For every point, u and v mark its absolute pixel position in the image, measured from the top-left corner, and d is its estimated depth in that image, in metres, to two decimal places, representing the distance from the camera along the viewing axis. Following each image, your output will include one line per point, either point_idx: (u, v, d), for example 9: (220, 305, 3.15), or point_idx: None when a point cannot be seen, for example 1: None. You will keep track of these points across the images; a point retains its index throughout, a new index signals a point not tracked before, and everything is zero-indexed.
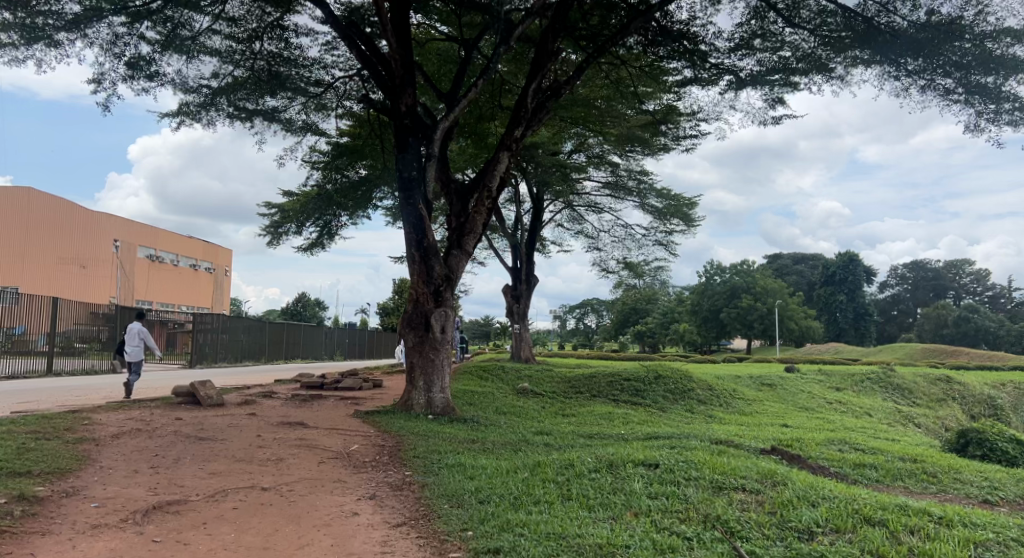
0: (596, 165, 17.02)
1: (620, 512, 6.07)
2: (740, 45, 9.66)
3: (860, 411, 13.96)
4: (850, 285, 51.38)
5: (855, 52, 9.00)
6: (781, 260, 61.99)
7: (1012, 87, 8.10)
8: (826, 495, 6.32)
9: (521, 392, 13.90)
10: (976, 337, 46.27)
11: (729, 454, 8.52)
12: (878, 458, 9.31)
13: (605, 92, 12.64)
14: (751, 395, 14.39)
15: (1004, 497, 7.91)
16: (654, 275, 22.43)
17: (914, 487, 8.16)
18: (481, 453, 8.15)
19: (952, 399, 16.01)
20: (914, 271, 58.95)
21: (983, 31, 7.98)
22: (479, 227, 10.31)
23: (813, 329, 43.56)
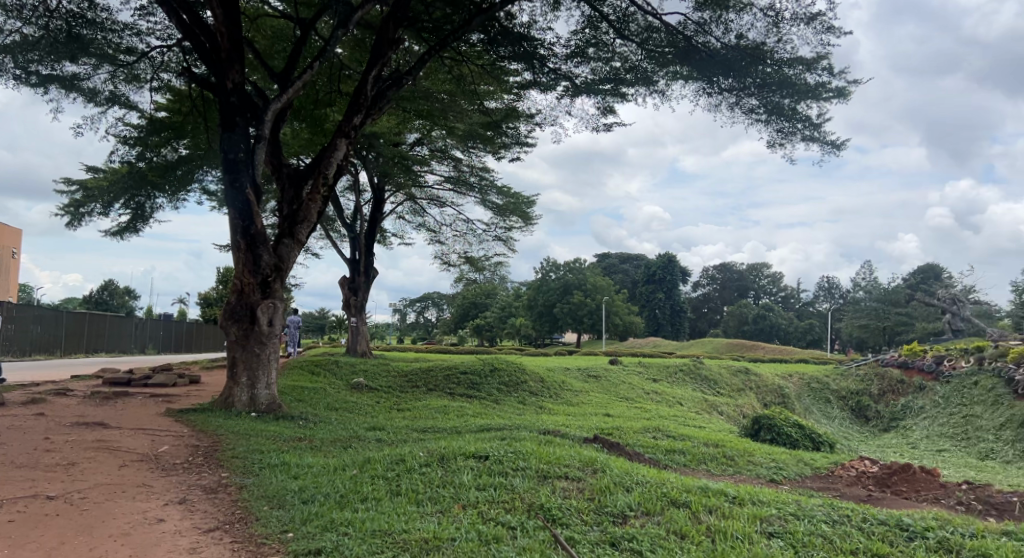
0: (439, 158, 16.96)
1: (448, 506, 6.12)
2: (575, 52, 10.08)
3: (673, 401, 15.17)
4: (668, 285, 55.60)
5: (675, 68, 9.72)
6: (609, 259, 65.67)
7: (803, 110, 9.17)
8: (639, 481, 6.78)
9: (356, 387, 13.55)
10: (770, 332, 51.97)
11: (555, 443, 8.89)
12: (686, 444, 10.17)
13: (448, 87, 12.63)
14: (579, 387, 15.12)
15: (786, 476, 8.97)
16: (493, 269, 22.80)
17: (714, 469, 9.03)
18: (307, 451, 7.84)
19: (749, 389, 17.85)
20: (723, 273, 64.80)
21: (782, 57, 8.93)
22: (314, 215, 9.92)
23: (636, 324, 46.71)
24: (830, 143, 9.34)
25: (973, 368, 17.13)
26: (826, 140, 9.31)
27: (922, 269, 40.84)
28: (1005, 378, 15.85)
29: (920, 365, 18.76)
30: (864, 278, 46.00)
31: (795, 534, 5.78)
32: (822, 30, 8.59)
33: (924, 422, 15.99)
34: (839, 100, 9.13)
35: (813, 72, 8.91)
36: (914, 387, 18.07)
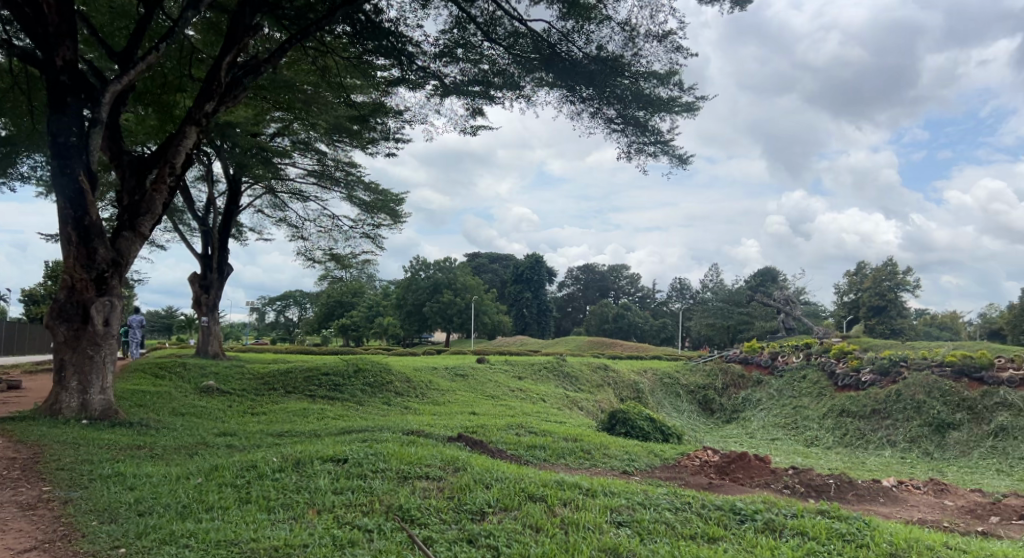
0: (302, 151, 16.32)
1: (302, 512, 5.91)
2: (444, 52, 10.08)
3: (536, 397, 15.56)
4: (535, 285, 56.86)
5: (541, 74, 9.97)
6: (478, 258, 66.19)
7: (656, 123, 9.75)
8: (498, 477, 6.89)
9: (206, 391, 12.77)
10: (629, 331, 54.64)
11: (417, 443, 8.85)
12: (546, 440, 10.47)
13: (312, 79, 12.21)
14: (445, 386, 15.14)
15: (637, 467, 9.47)
16: (360, 267, 22.28)
17: (572, 463, 9.36)
18: (147, 460, 7.28)
19: (607, 384, 18.65)
20: (586, 273, 67.23)
21: (638, 71, 9.42)
22: (159, 207, 9.23)
23: (503, 322, 47.51)
24: (680, 155, 9.98)
25: (802, 363, 18.93)
26: (676, 154, 9.93)
27: (761, 271, 44.55)
28: (827, 372, 17.65)
29: (758, 361, 20.46)
30: (712, 280, 49.52)
31: (641, 522, 6.12)
32: (673, 48, 9.15)
33: (760, 413, 17.45)
34: (688, 115, 9.76)
35: (665, 87, 9.49)
36: (753, 380, 19.64)
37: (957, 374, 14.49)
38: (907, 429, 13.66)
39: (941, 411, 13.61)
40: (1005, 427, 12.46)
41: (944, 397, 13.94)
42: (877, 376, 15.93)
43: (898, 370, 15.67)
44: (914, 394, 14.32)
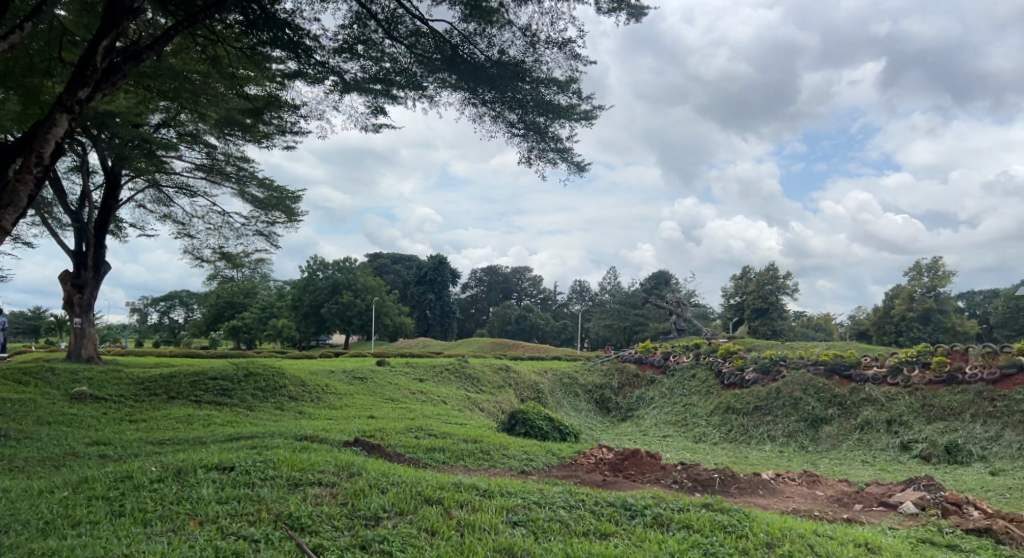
0: (189, 143, 15.47)
1: (182, 523, 5.59)
2: (343, 48, 9.82)
3: (437, 399, 15.46)
4: (439, 286, 56.49)
5: (443, 76, 9.90)
6: (380, 259, 65.09)
7: (556, 129, 9.92)
8: (394, 481, 6.78)
9: (77, 398, 11.86)
10: (530, 332, 55.36)
11: (310, 449, 8.58)
12: (445, 442, 10.41)
13: (201, 68, 11.60)
14: (342, 389, 14.78)
15: (535, 466, 9.58)
16: (252, 266, 21.37)
17: (471, 464, 9.35)
18: (5, 474, 6.68)
19: (508, 385, 18.78)
20: (489, 275, 67.54)
21: (539, 77, 9.56)
22: (23, 200, 8.48)
23: (404, 324, 46.98)
24: (579, 162, 10.19)
25: (692, 363, 19.81)
26: (575, 161, 10.14)
27: (656, 274, 46.29)
28: (715, 371, 18.55)
29: (652, 360, 21.22)
30: (611, 283, 50.99)
31: (536, 521, 6.19)
32: (572, 56, 9.34)
33: (654, 411, 18.11)
34: (587, 123, 9.99)
35: (565, 94, 9.68)
36: (647, 379, 20.34)
37: (829, 372, 15.59)
38: (786, 424, 14.57)
39: (815, 407, 14.61)
40: (870, 421, 13.52)
41: (818, 393, 14.97)
42: (759, 374, 16.89)
43: (778, 368, 16.68)
44: (791, 391, 15.30)
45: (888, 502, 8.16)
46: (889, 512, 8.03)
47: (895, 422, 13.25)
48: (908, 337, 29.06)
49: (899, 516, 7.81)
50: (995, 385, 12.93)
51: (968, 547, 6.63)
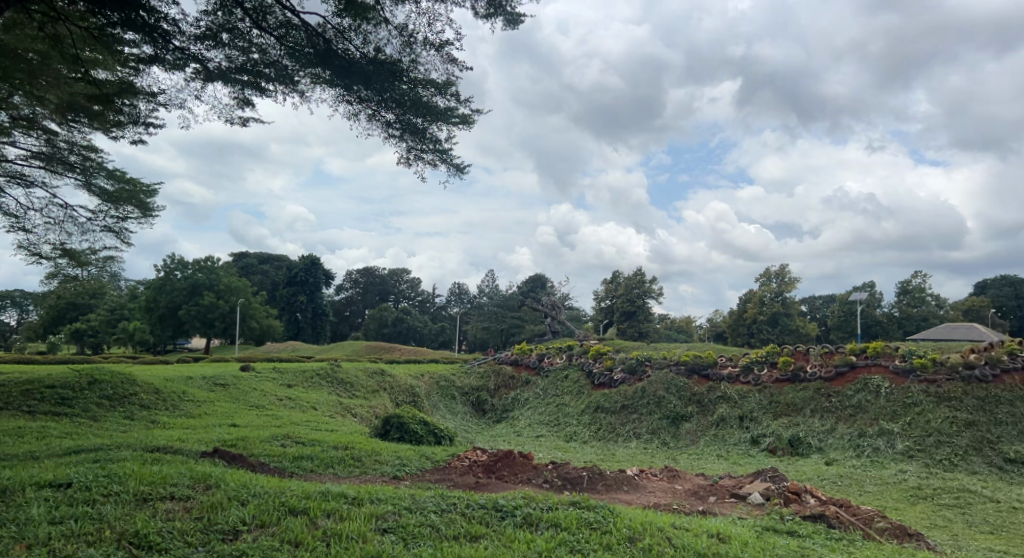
0: (24, 129, 13.98)
1: (5, 548, 5.04)
2: (206, 35, 9.20)
3: (306, 405, 14.89)
4: (310, 287, 54.48)
5: (315, 71, 9.55)
6: (247, 258, 61.94)
7: (433, 130, 9.86)
8: (256, 492, 6.44)
9: None
10: (406, 335, 54.71)
11: (163, 461, 7.99)
12: (314, 449, 10.04)
13: (39, 47, 10.51)
14: (202, 397, 13.89)
15: (408, 471, 9.44)
16: (100, 265, 19.64)
17: (341, 472, 9.07)
18: None
19: (383, 389, 18.40)
20: (364, 276, 66.03)
21: (416, 77, 9.46)
22: None
23: (273, 327, 45.03)
24: (456, 165, 10.19)
25: (565, 364, 20.35)
26: (452, 163, 10.12)
27: (532, 278, 47.24)
28: (586, 372, 19.16)
29: (527, 362, 21.59)
30: (488, 285, 51.41)
31: (407, 527, 6.10)
32: (449, 59, 9.32)
33: (527, 412, 18.42)
34: (464, 126, 10.01)
35: (443, 96, 9.64)
36: (521, 381, 20.66)
37: (689, 372, 16.53)
38: (650, 422, 15.30)
39: (676, 405, 15.45)
40: (725, 417, 14.47)
41: (679, 392, 15.84)
42: (627, 374, 17.62)
43: (644, 368, 17.48)
44: (656, 390, 16.08)
45: (738, 493, 8.76)
46: (739, 502, 8.63)
47: (746, 418, 14.26)
48: (759, 338, 31.43)
49: (748, 506, 8.41)
50: (831, 382, 14.24)
51: (805, 533, 7.25)
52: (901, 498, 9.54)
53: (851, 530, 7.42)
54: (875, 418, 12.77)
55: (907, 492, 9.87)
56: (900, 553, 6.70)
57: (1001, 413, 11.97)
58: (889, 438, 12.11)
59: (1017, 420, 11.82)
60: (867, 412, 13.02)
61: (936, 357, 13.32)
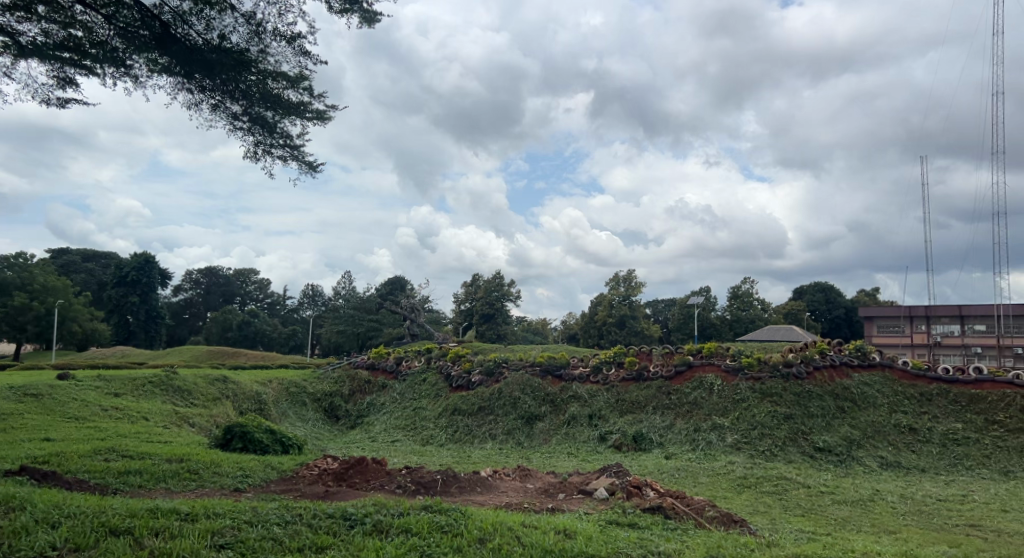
0: None
1: None
2: (17, 6, 8.15)
3: (136, 416, 13.65)
4: (144, 288, 50.14)
5: (151, 55, 8.80)
6: (68, 256, 55.94)
7: (284, 125, 9.45)
8: (70, 513, 5.81)
9: None
10: (253, 339, 51.87)
11: None
12: (144, 463, 9.23)
13: None
14: (8, 410, 12.32)
15: (251, 483, 8.94)
16: None
17: (175, 487, 8.41)
18: None
19: (226, 396, 17.22)
20: (208, 277, 61.82)
21: (265, 68, 9.01)
22: None
23: (99, 331, 40.98)
24: (309, 163, 9.83)
25: (423, 367, 20.22)
26: (305, 161, 9.75)
27: (390, 280, 46.56)
28: (444, 374, 19.17)
29: (384, 366, 21.20)
30: (343, 288, 50.02)
31: (246, 542, 5.77)
32: (301, 52, 8.96)
33: (382, 417, 18.08)
34: (318, 122, 9.67)
35: (295, 90, 9.26)
36: (378, 385, 20.25)
37: (543, 373, 17.00)
38: (504, 423, 15.56)
39: (531, 405, 15.82)
40: (576, 416, 15.02)
41: (534, 392, 16.24)
42: (484, 376, 17.81)
43: (500, 370, 17.77)
44: (511, 391, 16.40)
45: (585, 489, 9.13)
46: (586, 498, 8.99)
47: (595, 416, 14.88)
48: (609, 340, 32.95)
49: (594, 502, 8.78)
50: (671, 381, 15.22)
51: (645, 524, 7.68)
52: (729, 488, 10.38)
53: (684, 520, 7.95)
54: (708, 414, 13.79)
55: (735, 481, 10.75)
56: (726, 538, 7.28)
57: (813, 406, 13.38)
58: (720, 431, 13.13)
59: (825, 413, 13.26)
60: (702, 408, 14.03)
61: (761, 356, 14.63)
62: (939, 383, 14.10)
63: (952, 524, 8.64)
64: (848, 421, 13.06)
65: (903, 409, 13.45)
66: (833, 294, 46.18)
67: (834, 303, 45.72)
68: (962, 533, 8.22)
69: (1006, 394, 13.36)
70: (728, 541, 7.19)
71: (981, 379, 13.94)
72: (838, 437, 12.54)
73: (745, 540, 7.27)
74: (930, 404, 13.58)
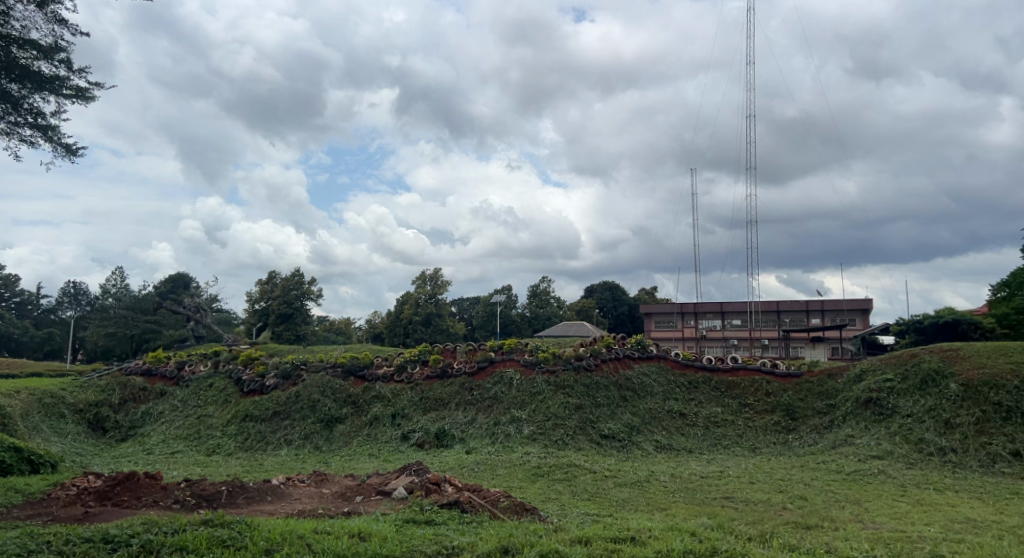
0: None
1: None
2: None
3: None
4: None
5: None
6: None
7: (34, 101, 8.25)
8: None
9: None
10: None
11: None
12: None
13: None
14: None
15: None
16: None
17: None
18: None
19: None
20: None
21: (8, 34, 7.82)
22: None
23: None
24: (66, 145, 8.68)
25: (209, 373, 18.73)
26: (61, 143, 8.59)
27: (173, 277, 42.48)
28: (234, 379, 17.93)
29: (163, 372, 19.29)
30: (115, 286, 44.72)
31: None
32: (55, 18, 7.90)
33: (161, 427, 16.45)
34: (77, 100, 8.58)
35: (48, 62, 8.14)
36: (155, 393, 18.38)
37: (345, 374, 16.56)
38: (302, 427, 14.90)
39: (330, 407, 15.31)
40: (378, 416, 14.81)
41: (334, 394, 15.74)
42: (280, 380, 16.95)
43: (298, 373, 17.01)
44: (310, 394, 15.74)
45: (383, 490, 9.03)
46: (383, 499, 8.89)
47: (398, 416, 14.77)
48: (413, 338, 32.89)
49: (391, 502, 8.71)
50: (473, 377, 15.56)
51: (441, 520, 7.77)
52: (524, 478, 10.84)
53: (479, 512, 8.15)
54: (507, 407, 14.29)
55: (530, 471, 11.26)
56: (517, 527, 7.59)
57: (600, 396, 14.41)
58: (518, 424, 13.66)
59: (610, 402, 14.34)
60: (502, 402, 14.50)
61: (555, 351, 15.47)
62: (704, 371, 15.90)
63: (711, 497, 9.77)
64: (629, 409, 14.24)
65: (675, 396, 14.95)
66: (619, 293, 50.07)
67: (620, 301, 49.60)
68: (719, 505, 9.32)
69: (755, 381, 15.41)
70: (519, 529, 7.51)
71: (736, 367, 15.95)
72: (620, 425, 13.61)
73: (534, 527, 7.62)
74: (696, 391, 15.23)
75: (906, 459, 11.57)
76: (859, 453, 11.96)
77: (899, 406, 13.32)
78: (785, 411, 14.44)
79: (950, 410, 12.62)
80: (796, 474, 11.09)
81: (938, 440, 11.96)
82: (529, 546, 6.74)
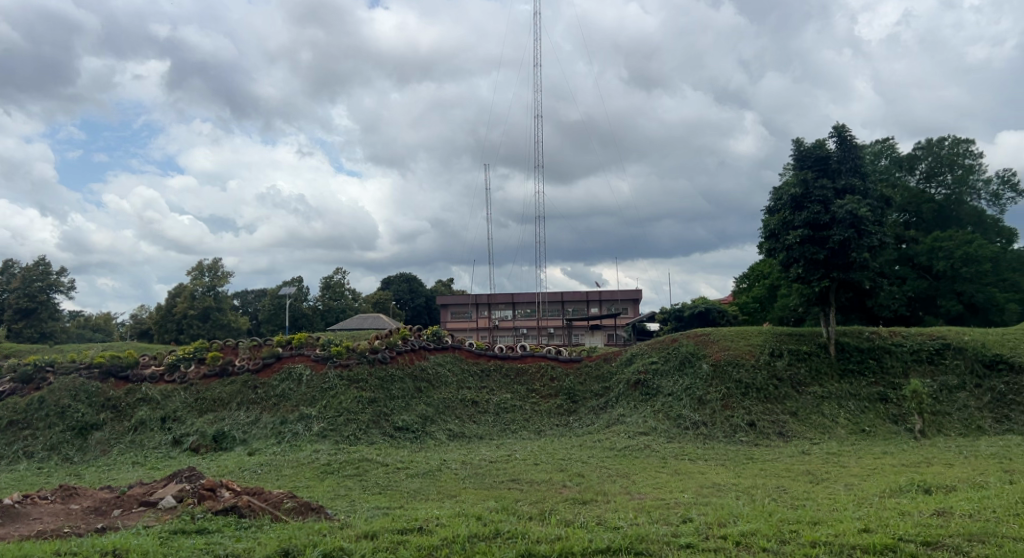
0: None
1: None
2: None
3: None
4: None
5: None
6: None
7: None
8: None
9: None
10: None
11: None
12: None
13: None
14: None
15: None
16: None
17: None
18: None
19: None
20: None
21: None
22: None
23: None
24: None
25: None
26: None
27: None
28: None
29: None
30: None
31: None
32: None
33: None
34: None
35: None
36: None
37: (103, 375, 14.74)
38: (47, 437, 13.00)
39: (84, 414, 13.53)
40: (144, 421, 13.38)
41: (90, 399, 13.97)
42: (18, 384, 14.68)
43: (42, 376, 14.83)
44: (58, 399, 13.80)
45: (147, 501, 8.12)
46: (146, 510, 7.99)
47: (168, 419, 13.46)
48: (188, 334, 30.20)
49: (156, 513, 7.88)
50: (257, 373, 14.65)
51: (214, 528, 7.19)
52: (312, 476, 10.42)
53: (259, 516, 7.64)
54: (296, 405, 13.63)
55: (318, 469, 10.84)
56: (300, 528, 7.23)
57: (394, 389, 14.29)
58: (307, 421, 13.08)
59: (404, 394, 14.28)
60: (289, 400, 13.80)
61: (348, 345, 15.02)
62: (495, 360, 16.45)
63: (498, 481, 10.10)
64: (423, 400, 14.29)
65: (467, 385, 15.31)
66: (416, 284, 50.15)
67: (416, 292, 49.71)
68: (505, 487, 9.68)
69: (542, 367, 16.27)
70: (301, 530, 7.19)
71: (524, 354, 16.70)
72: (413, 416, 13.60)
73: (319, 526, 7.34)
74: (487, 379, 15.72)
75: (667, 434, 12.89)
76: (629, 431, 13.09)
77: (662, 386, 14.80)
78: (567, 395, 15.40)
79: (702, 388, 14.28)
80: (576, 452, 11.88)
81: (693, 415, 13.49)
82: (312, 546, 6.47)
